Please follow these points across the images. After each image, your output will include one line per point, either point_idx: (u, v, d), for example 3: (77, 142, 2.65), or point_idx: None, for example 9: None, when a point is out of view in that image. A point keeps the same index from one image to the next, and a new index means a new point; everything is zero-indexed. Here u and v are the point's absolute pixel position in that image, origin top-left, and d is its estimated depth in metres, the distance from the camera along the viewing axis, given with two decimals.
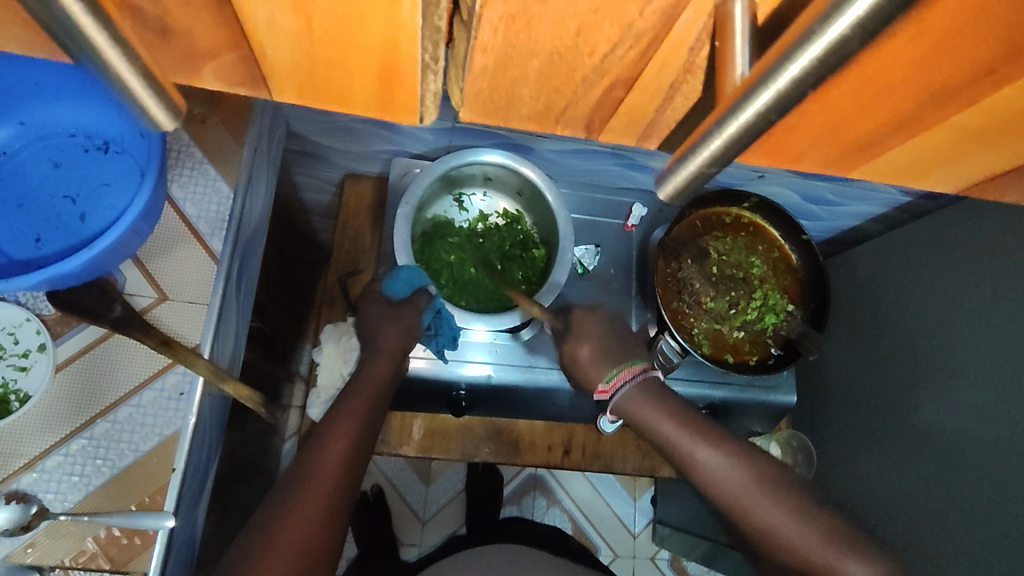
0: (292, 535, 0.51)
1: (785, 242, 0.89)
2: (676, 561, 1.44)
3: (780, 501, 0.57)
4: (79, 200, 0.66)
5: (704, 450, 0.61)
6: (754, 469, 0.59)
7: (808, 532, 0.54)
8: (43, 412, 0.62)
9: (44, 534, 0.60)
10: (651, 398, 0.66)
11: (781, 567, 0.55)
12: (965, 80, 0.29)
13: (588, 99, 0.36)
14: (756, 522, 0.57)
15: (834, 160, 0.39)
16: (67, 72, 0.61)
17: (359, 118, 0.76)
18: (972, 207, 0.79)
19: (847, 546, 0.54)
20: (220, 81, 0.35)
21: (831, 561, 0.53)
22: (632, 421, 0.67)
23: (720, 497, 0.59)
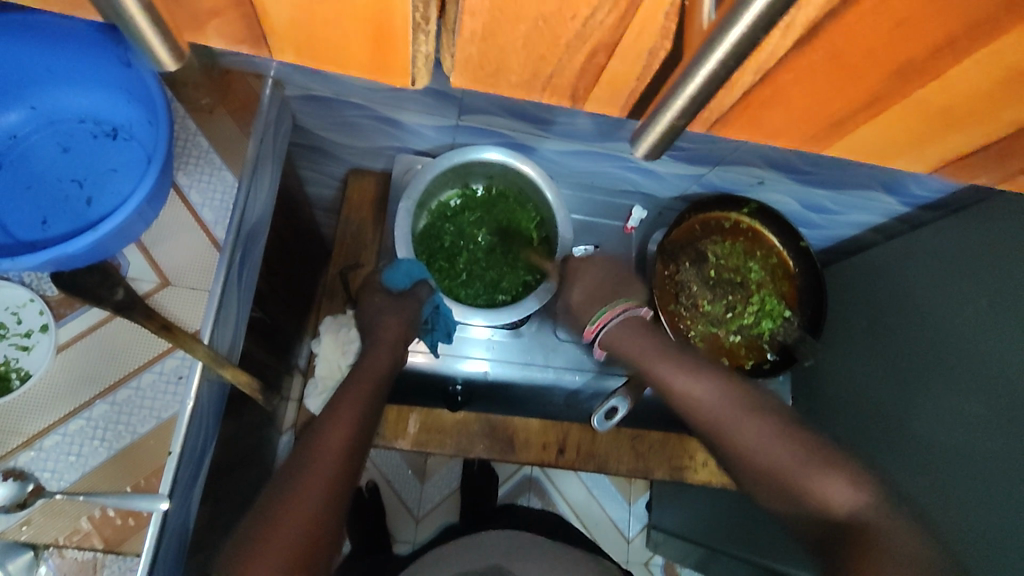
0: (294, 528, 0.52)
1: (783, 249, 0.89)
2: (670, 566, 1.45)
3: (758, 422, 0.61)
4: (86, 184, 0.68)
5: (681, 379, 0.66)
6: (732, 392, 0.64)
7: (786, 454, 0.58)
8: (43, 390, 0.63)
9: (39, 512, 0.61)
10: (634, 333, 0.71)
11: (757, 487, 0.59)
12: (921, 53, 0.40)
13: (573, 62, 0.45)
14: (733, 439, 0.61)
15: (810, 130, 0.52)
16: (79, 55, 0.62)
17: (364, 112, 0.77)
18: (972, 218, 0.80)
19: (820, 460, 0.56)
20: (224, 39, 0.45)
21: (805, 473, 0.56)
22: (620, 355, 0.72)
23: (700, 420, 0.64)
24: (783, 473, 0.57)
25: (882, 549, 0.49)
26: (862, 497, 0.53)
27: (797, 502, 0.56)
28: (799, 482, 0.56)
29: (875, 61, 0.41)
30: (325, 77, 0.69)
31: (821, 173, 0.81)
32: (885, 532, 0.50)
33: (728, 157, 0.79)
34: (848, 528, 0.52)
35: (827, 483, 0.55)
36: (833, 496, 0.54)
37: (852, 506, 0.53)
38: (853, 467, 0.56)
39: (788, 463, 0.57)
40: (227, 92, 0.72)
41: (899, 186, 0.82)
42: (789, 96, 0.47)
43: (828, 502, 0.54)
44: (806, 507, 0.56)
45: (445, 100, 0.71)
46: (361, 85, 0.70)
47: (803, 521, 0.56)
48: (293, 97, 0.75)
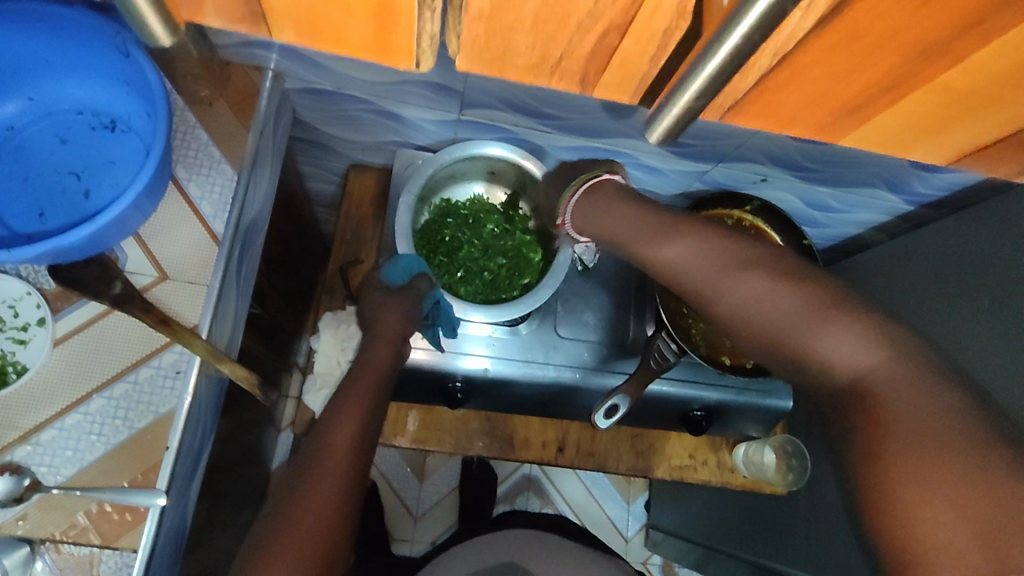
0: (305, 528, 0.52)
1: (785, 245, 0.86)
2: (668, 566, 1.44)
3: (748, 272, 0.51)
4: (84, 176, 0.67)
5: (664, 247, 0.57)
6: (719, 245, 0.54)
7: (780, 304, 0.49)
8: (39, 385, 0.63)
9: (36, 507, 0.60)
10: (614, 203, 0.65)
11: (761, 348, 0.50)
12: (948, 32, 0.40)
13: (586, 44, 0.46)
14: (722, 301, 0.52)
15: (827, 115, 0.52)
16: (77, 43, 0.62)
17: (364, 105, 0.77)
18: (976, 216, 0.80)
19: (819, 309, 0.47)
20: (222, 17, 0.50)
21: (803, 331, 0.47)
22: (598, 230, 0.67)
23: (685, 288, 0.55)
24: (778, 333, 0.48)
25: (907, 416, 0.40)
26: (873, 351, 0.43)
27: (795, 365, 0.48)
28: (799, 342, 0.47)
29: (899, 43, 0.42)
30: (324, 68, 0.68)
31: (823, 170, 0.81)
32: (900, 395, 0.41)
33: (730, 153, 0.79)
34: (858, 394, 0.43)
35: (831, 339, 0.45)
36: (840, 353, 0.45)
37: (865, 364, 0.44)
38: (865, 313, 0.46)
39: (788, 321, 0.48)
40: (227, 84, 0.72)
41: (901, 183, 0.81)
42: (804, 80, 0.47)
43: (831, 360, 0.45)
44: (811, 363, 0.47)
45: (448, 93, 0.71)
46: (360, 77, 0.69)
47: (810, 384, 0.48)
48: (293, 91, 0.75)
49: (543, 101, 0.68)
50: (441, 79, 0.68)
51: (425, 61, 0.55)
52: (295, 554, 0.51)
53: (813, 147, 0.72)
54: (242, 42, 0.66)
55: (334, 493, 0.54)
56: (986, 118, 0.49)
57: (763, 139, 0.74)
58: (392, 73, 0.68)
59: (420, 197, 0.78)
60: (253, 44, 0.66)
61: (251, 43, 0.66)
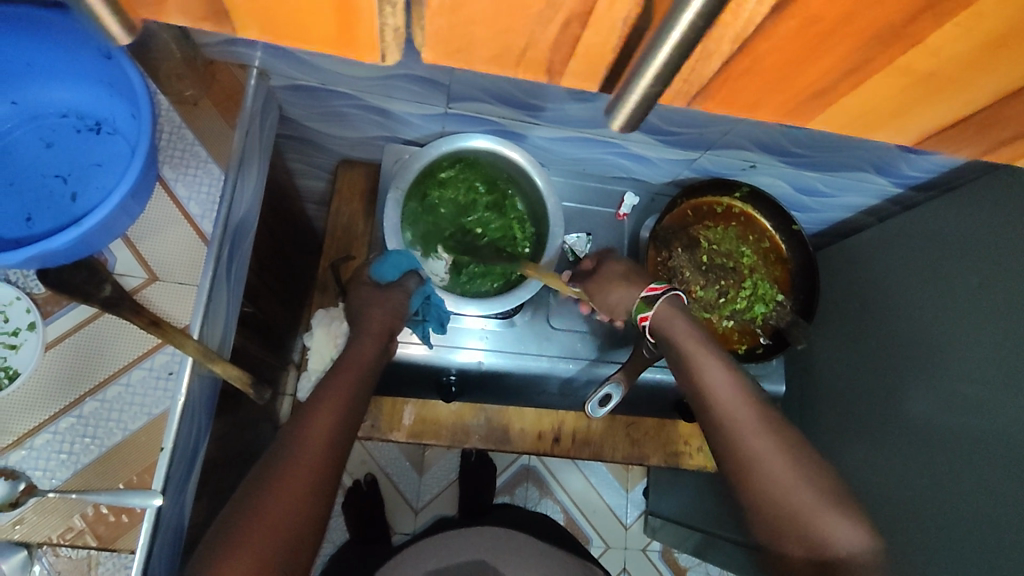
0: (272, 516, 0.52)
1: (774, 232, 0.89)
2: (668, 552, 1.45)
3: (774, 437, 0.60)
4: (70, 179, 0.67)
5: (712, 369, 0.64)
6: (758, 403, 0.62)
7: (794, 476, 0.57)
8: (31, 390, 0.63)
9: (32, 511, 0.61)
10: (688, 321, 0.69)
11: (748, 493, 0.58)
12: (911, 13, 0.31)
13: (548, 35, 0.35)
14: (744, 449, 0.59)
15: (786, 112, 0.40)
16: (57, 47, 0.61)
17: (350, 100, 0.76)
18: (964, 198, 0.80)
19: (827, 500, 0.56)
20: (181, 14, 0.36)
21: (814, 507, 0.56)
22: (663, 335, 0.69)
23: (715, 420, 0.62)
24: (790, 497, 0.56)
25: None
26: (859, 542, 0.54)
27: (790, 530, 0.56)
28: (804, 511, 0.55)
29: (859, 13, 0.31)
30: (309, 64, 0.69)
31: (811, 155, 0.81)
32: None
33: (717, 140, 0.79)
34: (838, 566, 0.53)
35: (833, 521, 0.55)
36: (837, 535, 0.54)
37: (854, 549, 0.54)
38: (857, 512, 0.56)
39: (799, 493, 0.56)
40: (211, 82, 0.72)
41: (890, 166, 0.82)
42: (748, 73, 0.35)
43: (830, 540, 0.54)
44: (803, 530, 0.55)
45: (433, 84, 0.71)
46: (344, 72, 0.69)
47: (784, 544, 0.56)
48: (278, 89, 0.75)
49: (527, 90, 0.69)
50: (426, 73, 0.68)
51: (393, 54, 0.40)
52: (258, 543, 0.51)
53: (796, 130, 0.73)
54: (226, 40, 0.66)
55: (303, 479, 0.55)
56: (941, 114, 0.39)
57: (750, 125, 0.74)
58: (377, 68, 0.68)
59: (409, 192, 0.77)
60: (238, 42, 0.66)
61: (234, 41, 0.66)
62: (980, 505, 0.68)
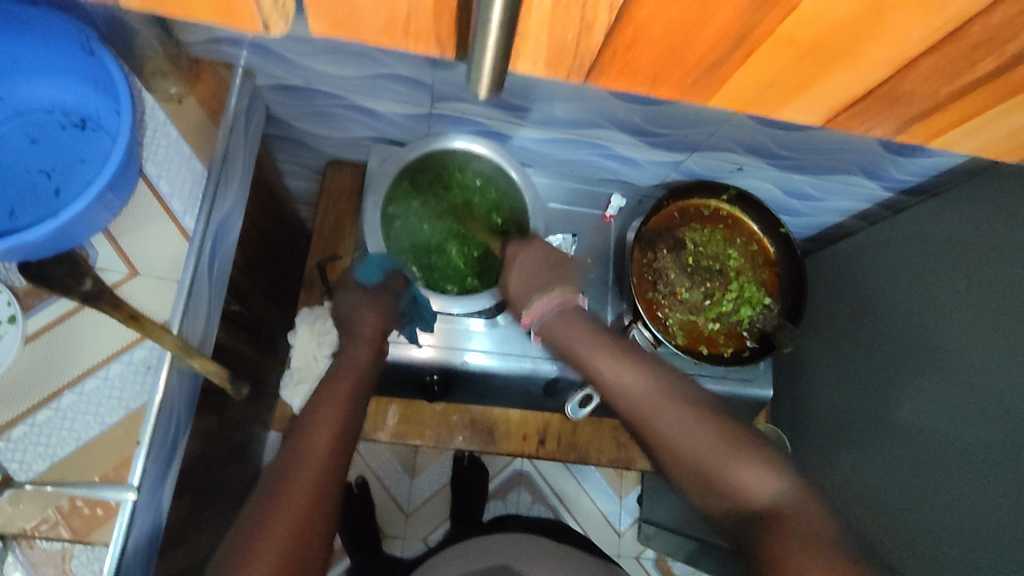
0: (296, 501, 0.54)
1: (763, 235, 0.88)
2: (662, 560, 1.44)
3: (684, 410, 0.58)
4: (55, 174, 0.67)
5: (611, 366, 0.63)
6: (658, 379, 0.60)
7: (707, 439, 0.55)
8: (10, 383, 0.63)
9: (8, 502, 0.61)
10: (570, 320, 0.68)
11: (673, 470, 0.57)
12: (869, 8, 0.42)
13: None
14: (655, 428, 0.58)
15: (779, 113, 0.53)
16: (40, 43, 0.61)
17: (335, 100, 0.77)
18: (952, 202, 0.80)
19: (742, 450, 0.54)
20: None
21: (723, 459, 0.54)
22: (555, 344, 0.69)
23: (628, 409, 0.61)
24: (700, 459, 0.55)
25: (793, 541, 0.48)
26: (780, 489, 0.52)
27: (714, 490, 0.54)
28: (714, 466, 0.54)
29: (776, 52, 0.40)
30: (294, 63, 0.69)
31: (797, 158, 0.81)
32: (795, 521, 0.49)
33: (703, 143, 0.79)
34: (765, 519, 0.51)
35: (746, 471, 0.53)
36: (749, 483, 0.53)
37: (769, 495, 0.52)
38: (771, 454, 0.54)
39: (711, 450, 0.55)
40: (197, 81, 0.73)
41: (878, 170, 0.82)
42: (667, 82, 0.45)
43: (746, 492, 0.53)
44: (723, 491, 0.54)
45: (416, 81, 0.71)
46: (328, 71, 0.70)
47: (718, 508, 0.55)
48: (265, 88, 0.76)
49: (512, 91, 0.70)
50: (408, 72, 0.69)
51: (278, 24, 0.46)
52: (280, 537, 0.52)
53: (782, 132, 0.74)
54: (210, 39, 0.67)
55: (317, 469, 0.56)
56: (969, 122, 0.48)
57: (734, 126, 0.74)
58: (363, 67, 0.68)
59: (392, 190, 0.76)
60: (222, 41, 0.67)
61: (219, 40, 0.67)
62: (970, 512, 0.66)
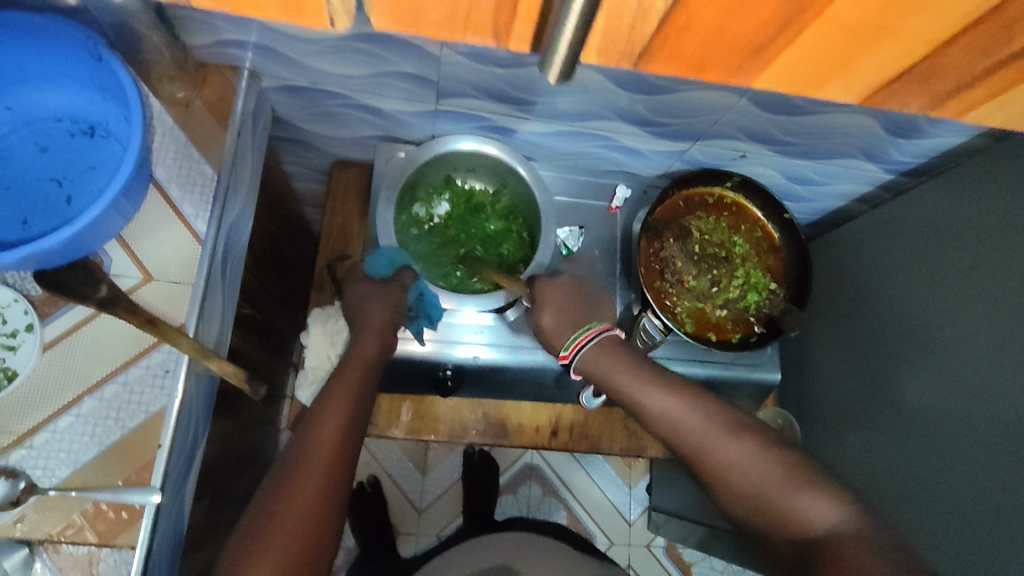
0: (301, 500, 0.54)
1: (767, 221, 0.89)
2: (672, 548, 1.45)
3: (740, 442, 0.59)
4: (66, 182, 0.68)
5: (658, 397, 0.64)
6: (709, 410, 0.62)
7: (764, 469, 0.57)
8: (30, 390, 0.64)
9: (33, 509, 0.62)
10: (612, 352, 0.68)
11: (736, 505, 0.59)
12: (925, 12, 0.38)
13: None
14: (715, 460, 0.59)
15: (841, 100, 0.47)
16: (49, 53, 0.62)
17: (341, 100, 0.77)
18: (954, 182, 0.81)
19: (801, 478, 0.56)
20: None
21: (784, 491, 0.56)
22: (596, 379, 0.69)
23: (681, 444, 0.62)
24: (761, 491, 0.57)
25: (856, 562, 0.50)
26: (840, 513, 0.54)
27: (777, 525, 0.56)
28: (776, 500, 0.56)
29: (826, 32, 0.38)
30: (299, 63, 0.70)
31: (800, 143, 0.82)
32: (860, 547, 0.51)
33: (707, 131, 0.80)
34: (826, 546, 0.53)
35: (804, 500, 0.55)
36: (812, 514, 0.54)
37: (831, 523, 0.54)
38: (830, 483, 0.56)
39: (771, 481, 0.57)
40: (204, 85, 0.73)
41: (880, 152, 0.83)
42: (712, 68, 0.44)
43: (807, 519, 0.54)
44: (786, 522, 0.55)
45: (422, 78, 0.71)
46: (333, 70, 0.70)
47: (777, 543, 0.56)
48: (271, 90, 0.76)
49: (518, 84, 0.70)
50: (414, 69, 0.69)
51: (342, 22, 0.43)
52: (281, 544, 0.52)
53: (785, 117, 0.74)
54: (216, 42, 0.67)
55: (319, 477, 0.56)
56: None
57: (738, 114, 0.75)
58: (367, 66, 0.69)
59: (421, 167, 0.78)
60: (228, 44, 0.68)
61: (225, 43, 0.67)
62: (979, 487, 0.67)
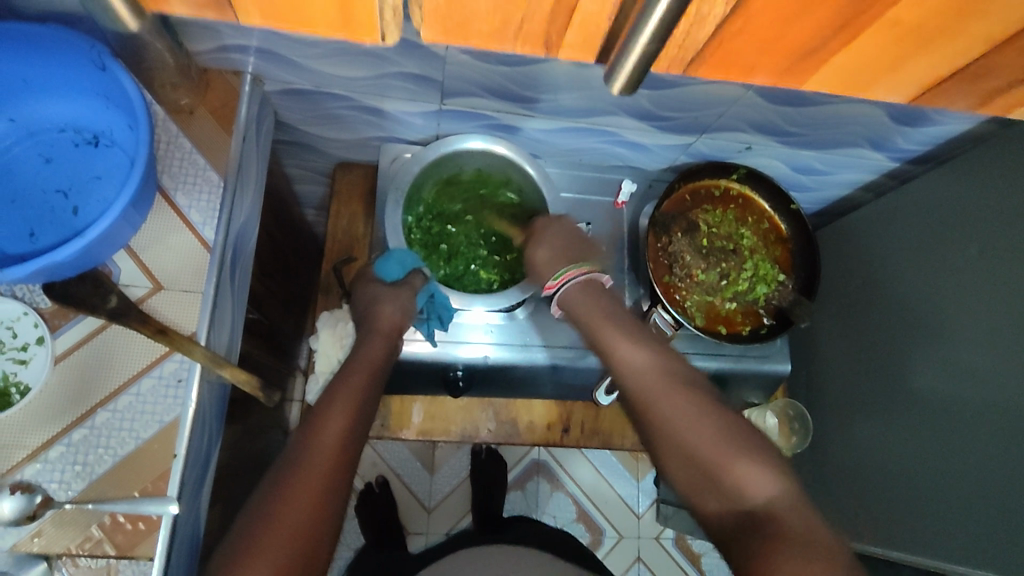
0: (302, 500, 0.54)
1: (774, 214, 0.89)
2: (681, 539, 1.45)
3: (694, 403, 0.61)
4: (71, 194, 0.67)
5: (625, 346, 0.67)
6: (669, 368, 0.65)
7: (712, 433, 0.59)
8: (42, 404, 0.63)
9: (50, 523, 0.61)
10: (592, 294, 0.72)
11: (675, 462, 0.59)
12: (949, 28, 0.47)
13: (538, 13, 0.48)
14: (665, 415, 0.61)
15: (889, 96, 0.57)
16: (52, 63, 0.61)
17: (344, 103, 0.77)
18: (960, 168, 0.81)
19: (744, 448, 0.58)
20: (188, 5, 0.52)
21: (724, 457, 0.57)
22: (572, 314, 0.72)
23: (635, 391, 0.64)
24: (703, 451, 0.58)
25: (789, 537, 0.50)
26: (778, 487, 0.55)
27: (714, 485, 0.56)
28: (717, 462, 0.57)
29: (879, 35, 0.47)
30: (302, 67, 0.69)
31: (805, 134, 0.82)
32: (792, 519, 0.52)
33: (713, 124, 0.79)
34: (761, 514, 0.53)
35: (746, 469, 0.56)
36: (745, 479, 0.55)
37: (766, 494, 0.54)
38: (772, 458, 0.57)
39: (715, 445, 0.58)
40: (207, 91, 0.73)
41: (885, 141, 0.83)
42: (760, 70, 0.54)
43: (744, 485, 0.55)
44: (724, 486, 0.56)
45: (426, 78, 0.71)
46: (337, 73, 0.70)
47: (709, 507, 0.57)
48: (274, 94, 0.76)
49: (522, 82, 0.70)
50: (419, 70, 0.69)
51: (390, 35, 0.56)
52: (278, 550, 0.51)
53: (791, 109, 0.74)
54: (219, 47, 0.67)
55: (318, 484, 0.55)
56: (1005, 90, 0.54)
57: (744, 106, 0.75)
58: (371, 67, 0.68)
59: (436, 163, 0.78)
60: (231, 49, 0.67)
61: (228, 48, 0.67)
62: (988, 472, 0.68)
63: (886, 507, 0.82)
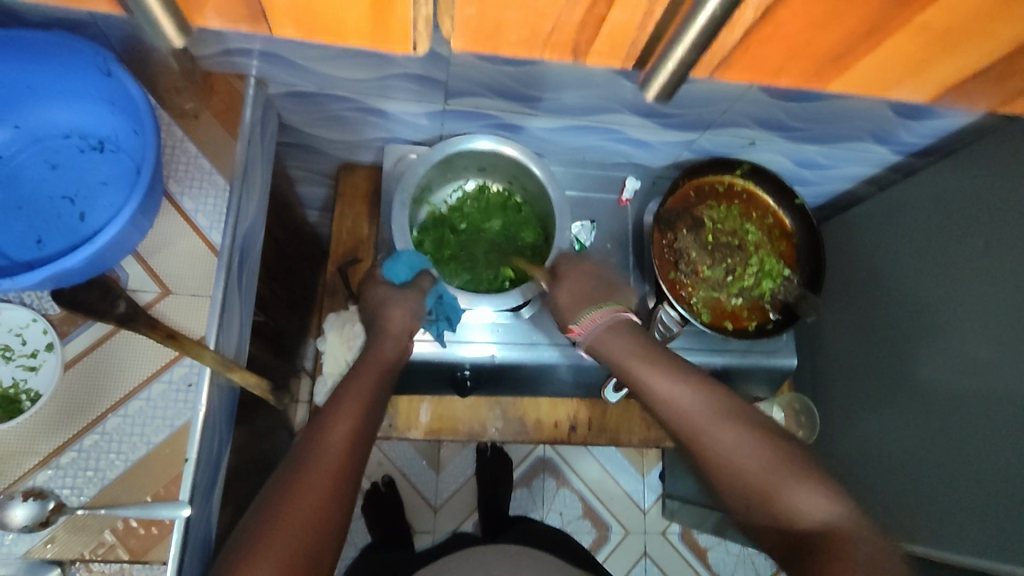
0: (307, 500, 0.54)
1: (778, 208, 0.89)
2: (687, 534, 1.46)
3: (737, 430, 0.58)
4: (78, 200, 0.67)
5: (660, 380, 0.62)
6: (710, 398, 0.61)
7: (762, 461, 0.56)
8: (53, 410, 0.63)
9: (63, 529, 0.61)
10: (618, 331, 0.67)
11: (731, 495, 0.57)
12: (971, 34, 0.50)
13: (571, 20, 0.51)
14: (711, 449, 0.58)
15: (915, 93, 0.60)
16: (58, 70, 0.61)
17: (348, 104, 0.77)
18: (964, 161, 0.80)
19: (798, 473, 0.55)
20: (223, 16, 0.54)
21: (776, 484, 0.54)
22: (603, 358, 0.68)
23: (678, 427, 0.61)
24: (757, 482, 0.55)
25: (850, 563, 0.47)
26: (837, 510, 0.52)
27: (771, 516, 0.54)
28: (770, 491, 0.54)
29: (909, 38, 0.49)
30: (306, 70, 0.69)
31: (808, 129, 0.82)
32: (855, 543, 0.49)
33: (717, 120, 0.79)
34: (821, 540, 0.50)
35: (802, 495, 0.53)
36: (808, 511, 0.52)
37: (822, 517, 0.52)
38: (827, 479, 0.54)
39: (766, 474, 0.55)
40: (211, 95, 0.72)
41: (889, 135, 0.83)
42: (787, 72, 0.56)
43: (800, 513, 0.52)
44: (779, 515, 0.54)
45: (429, 79, 0.71)
46: (341, 75, 0.70)
47: (767, 536, 0.55)
48: (277, 97, 0.76)
49: (526, 81, 0.70)
50: (423, 71, 0.69)
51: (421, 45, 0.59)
52: (285, 547, 0.51)
53: (794, 104, 0.74)
54: (222, 51, 0.67)
55: (324, 482, 0.55)
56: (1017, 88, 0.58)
57: (748, 102, 0.75)
58: (374, 69, 0.68)
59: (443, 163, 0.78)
60: (234, 53, 0.67)
61: (232, 52, 0.67)
62: (995, 463, 0.68)
63: (895, 500, 0.82)
